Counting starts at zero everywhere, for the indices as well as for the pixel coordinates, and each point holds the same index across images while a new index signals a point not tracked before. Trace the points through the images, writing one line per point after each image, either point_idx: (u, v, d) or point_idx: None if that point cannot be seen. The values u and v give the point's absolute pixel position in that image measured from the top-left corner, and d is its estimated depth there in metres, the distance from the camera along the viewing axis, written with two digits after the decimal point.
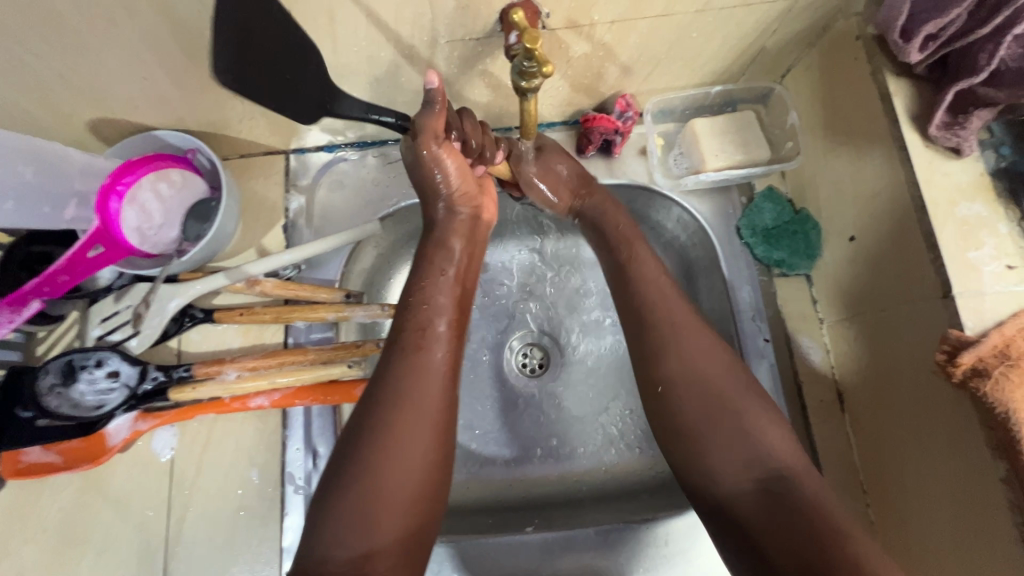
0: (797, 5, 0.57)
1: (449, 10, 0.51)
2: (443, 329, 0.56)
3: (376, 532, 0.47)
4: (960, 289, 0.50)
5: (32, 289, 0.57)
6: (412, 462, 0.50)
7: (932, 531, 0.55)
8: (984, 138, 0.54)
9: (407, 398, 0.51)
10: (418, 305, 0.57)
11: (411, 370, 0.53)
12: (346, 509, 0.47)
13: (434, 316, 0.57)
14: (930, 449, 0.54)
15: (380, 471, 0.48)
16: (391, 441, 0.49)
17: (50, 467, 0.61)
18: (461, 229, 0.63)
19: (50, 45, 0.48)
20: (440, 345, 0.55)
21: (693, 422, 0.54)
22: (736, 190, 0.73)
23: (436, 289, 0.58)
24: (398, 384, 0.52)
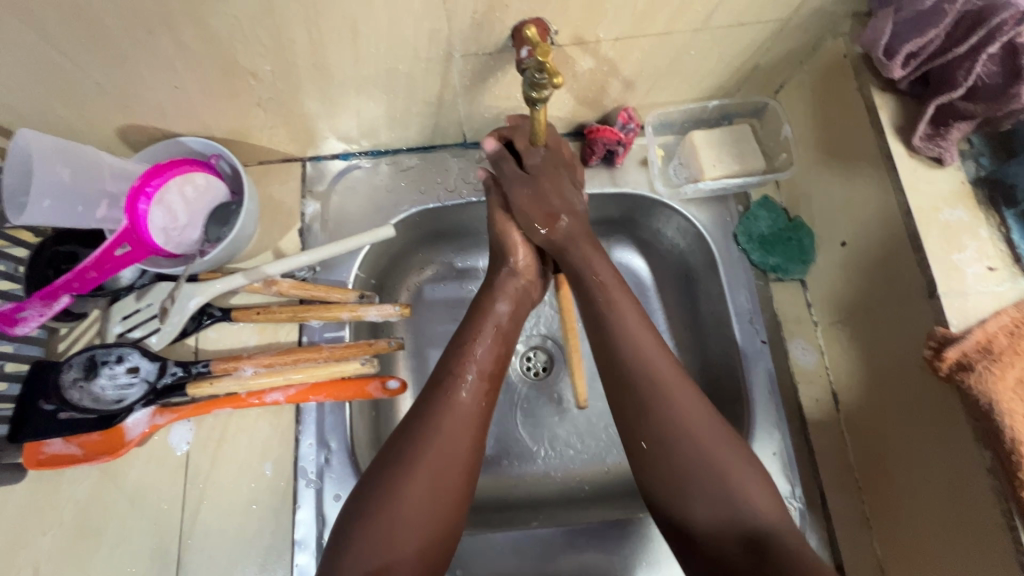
0: (788, 24, 0.61)
1: (465, 26, 0.55)
2: (473, 376, 0.58)
3: (392, 547, 0.49)
4: (944, 289, 0.53)
5: (62, 285, 0.59)
6: (431, 492, 0.52)
7: (928, 525, 0.56)
8: (964, 149, 0.58)
9: (436, 432, 0.54)
10: (457, 353, 0.60)
11: (441, 403, 0.56)
12: (364, 533, 0.50)
13: (466, 363, 0.59)
14: (924, 445, 0.56)
15: (405, 497, 0.51)
16: (422, 468, 0.52)
17: (71, 458, 0.63)
18: (511, 293, 0.65)
19: (91, 53, 0.52)
20: (471, 393, 0.57)
21: (678, 470, 0.53)
22: (732, 199, 0.76)
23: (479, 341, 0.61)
24: (434, 421, 0.55)
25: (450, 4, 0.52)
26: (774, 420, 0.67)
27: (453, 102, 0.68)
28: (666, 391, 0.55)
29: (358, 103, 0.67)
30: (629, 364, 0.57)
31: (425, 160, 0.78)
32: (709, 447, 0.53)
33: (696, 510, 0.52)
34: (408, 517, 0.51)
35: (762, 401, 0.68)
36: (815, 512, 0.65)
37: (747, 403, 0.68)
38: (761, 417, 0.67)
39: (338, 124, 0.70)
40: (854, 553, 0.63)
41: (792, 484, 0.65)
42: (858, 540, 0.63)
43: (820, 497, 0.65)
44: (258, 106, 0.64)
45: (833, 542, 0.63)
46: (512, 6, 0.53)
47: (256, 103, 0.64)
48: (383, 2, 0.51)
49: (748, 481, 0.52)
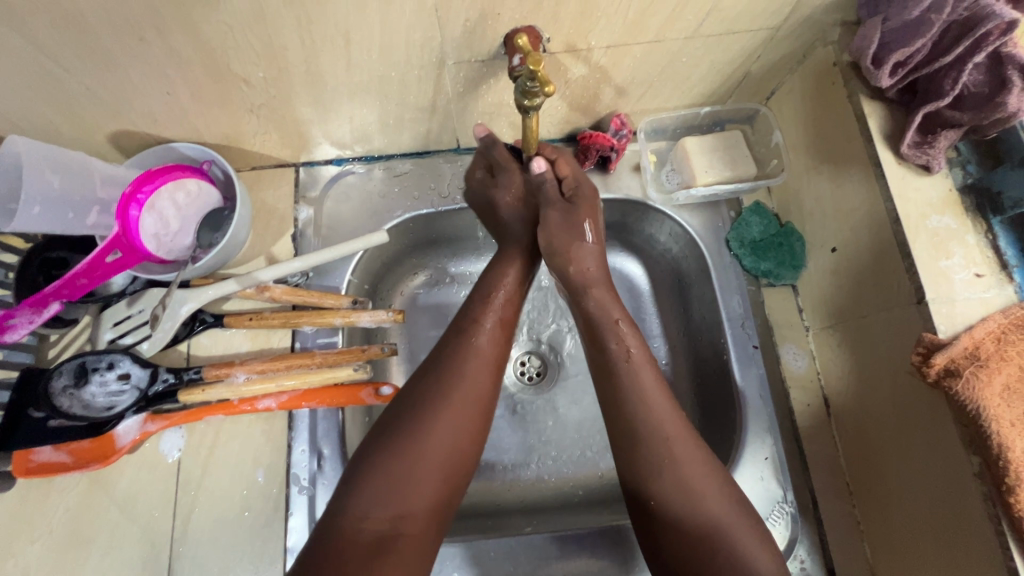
0: (778, 33, 0.62)
1: (457, 33, 0.55)
2: (489, 326, 0.61)
3: (410, 495, 0.50)
4: (932, 295, 0.53)
5: (52, 291, 0.59)
6: (453, 437, 0.54)
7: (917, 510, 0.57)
8: (952, 157, 0.59)
9: (460, 377, 0.57)
10: (478, 301, 0.63)
11: (464, 351, 0.59)
12: (377, 488, 0.50)
13: (487, 313, 0.62)
14: (900, 426, 0.58)
15: (428, 441, 0.53)
16: (444, 411, 0.54)
17: (61, 466, 0.62)
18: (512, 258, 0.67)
19: (81, 59, 0.52)
20: (486, 341, 0.60)
21: (668, 473, 0.54)
22: (724, 205, 0.77)
23: (500, 289, 0.64)
24: (457, 370, 0.57)
25: (443, 12, 0.52)
26: (766, 424, 0.67)
27: (446, 108, 0.68)
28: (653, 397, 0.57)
29: (350, 109, 0.67)
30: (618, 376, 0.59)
31: (419, 165, 0.79)
32: (697, 477, 0.53)
33: (676, 526, 0.52)
34: (429, 462, 0.52)
35: (754, 406, 0.68)
36: (807, 515, 0.65)
37: (739, 408, 0.68)
38: (753, 421, 0.67)
39: (331, 130, 0.70)
40: (845, 557, 0.63)
41: (785, 488, 0.65)
42: (850, 544, 0.64)
43: (812, 501, 0.66)
44: (250, 112, 0.64)
45: (825, 546, 0.64)
46: (504, 14, 0.53)
47: (248, 109, 0.64)
48: (375, 9, 0.51)
49: (730, 506, 0.53)
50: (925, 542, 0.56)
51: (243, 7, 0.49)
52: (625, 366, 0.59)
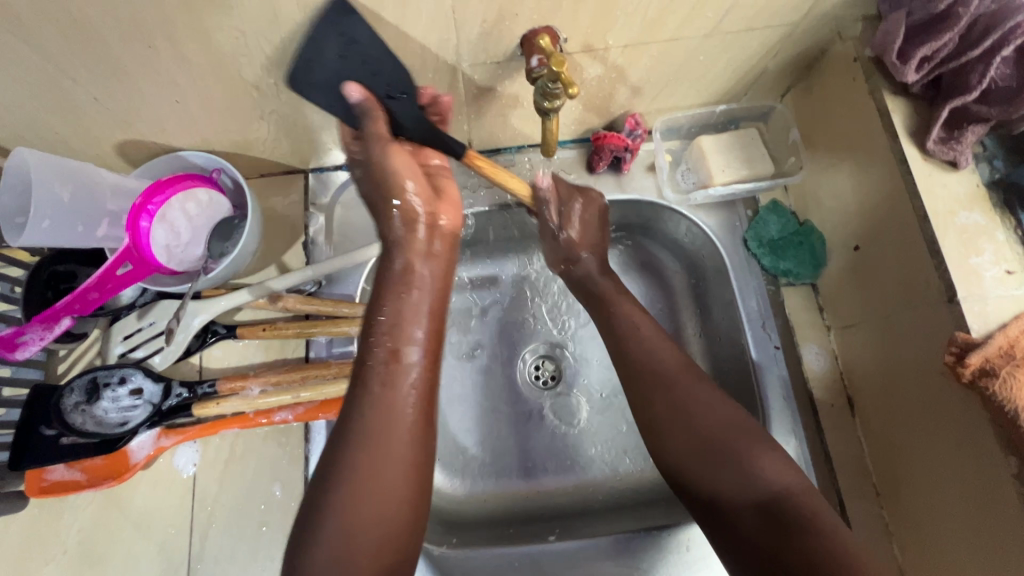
0: (797, 29, 0.61)
1: (473, 35, 0.54)
2: (418, 359, 0.50)
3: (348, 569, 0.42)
4: (964, 294, 0.52)
5: (63, 307, 0.58)
6: (384, 502, 0.45)
7: (954, 513, 0.55)
8: (978, 152, 0.58)
9: (379, 434, 0.46)
10: (389, 335, 0.51)
11: (381, 404, 0.48)
12: (319, 553, 0.42)
13: (406, 347, 0.50)
14: (927, 415, 0.57)
15: (357, 511, 0.44)
16: (369, 473, 0.45)
17: (75, 485, 0.61)
18: (418, 249, 0.54)
19: (91, 69, 0.50)
20: (413, 379, 0.49)
21: (694, 436, 0.52)
22: (740, 204, 0.76)
23: (411, 319, 0.51)
24: (377, 424, 0.47)
25: (460, 13, 0.51)
26: (789, 425, 0.66)
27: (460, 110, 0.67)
28: (683, 403, 0.54)
29: None
30: (655, 406, 0.55)
31: None
32: (721, 424, 0.52)
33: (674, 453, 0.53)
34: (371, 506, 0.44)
35: (777, 407, 0.67)
36: (834, 518, 0.64)
37: (762, 409, 0.67)
38: (777, 423, 0.66)
39: (342, 136, 0.69)
40: (875, 560, 0.62)
41: None
42: (878, 546, 0.63)
43: (840, 503, 0.64)
44: (261, 118, 0.63)
45: None
46: (522, 15, 0.52)
47: (258, 115, 0.62)
48: (390, 12, 0.50)
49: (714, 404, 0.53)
50: (960, 543, 0.55)
51: (255, 12, 0.48)
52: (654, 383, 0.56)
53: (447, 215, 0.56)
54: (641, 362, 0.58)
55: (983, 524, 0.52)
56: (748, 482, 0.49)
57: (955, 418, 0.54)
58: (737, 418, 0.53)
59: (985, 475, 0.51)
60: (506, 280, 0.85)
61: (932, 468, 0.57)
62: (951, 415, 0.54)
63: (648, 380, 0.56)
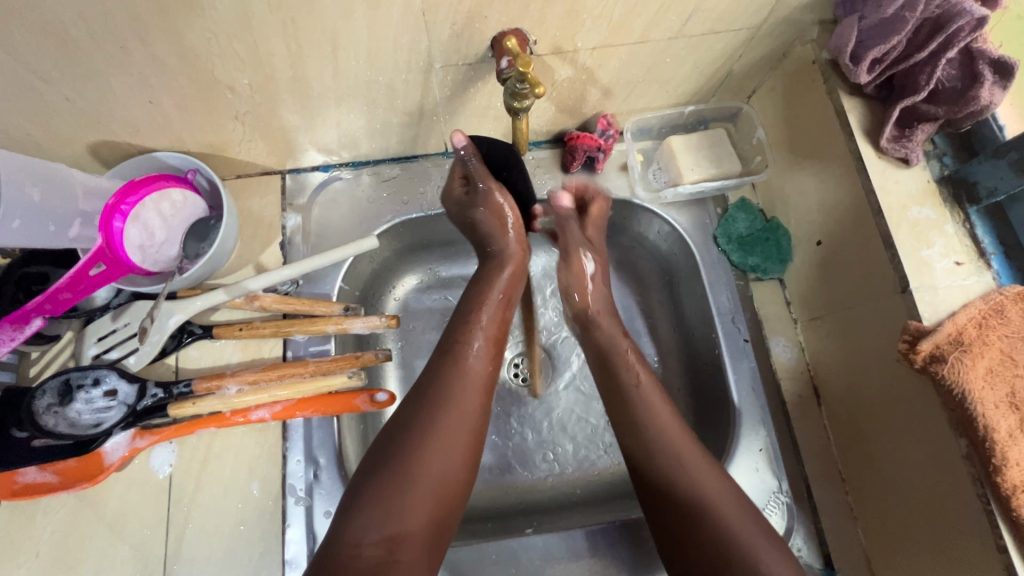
0: (758, 32, 0.63)
1: (444, 37, 0.55)
2: (480, 347, 0.60)
3: (407, 516, 0.49)
4: (916, 284, 0.55)
5: (34, 307, 0.58)
6: (450, 454, 0.53)
7: (911, 496, 0.58)
8: (929, 150, 0.61)
9: (451, 398, 0.55)
10: (466, 323, 0.61)
11: (454, 375, 0.57)
12: (384, 494, 0.49)
13: (473, 333, 0.60)
14: (887, 402, 0.59)
15: (423, 463, 0.51)
16: (436, 432, 0.53)
17: (46, 487, 0.61)
18: (516, 257, 0.65)
19: (60, 69, 0.51)
20: (480, 360, 0.59)
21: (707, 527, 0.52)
22: (710, 202, 0.78)
23: (484, 309, 0.62)
24: (448, 390, 0.56)
25: (430, 15, 0.53)
26: (759, 416, 0.68)
27: (435, 110, 0.68)
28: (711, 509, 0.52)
29: (337, 114, 0.66)
30: (661, 457, 0.56)
31: (407, 170, 0.78)
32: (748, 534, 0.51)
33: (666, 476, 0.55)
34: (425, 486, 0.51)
35: (746, 398, 0.69)
36: (802, 504, 0.66)
37: (732, 400, 0.69)
38: (746, 413, 0.68)
39: (318, 136, 0.70)
40: (840, 543, 0.65)
41: (779, 478, 0.66)
42: (844, 530, 0.65)
43: (807, 491, 0.67)
44: (236, 119, 0.63)
45: (821, 533, 0.65)
46: (492, 17, 0.54)
47: (233, 116, 0.63)
48: (363, 14, 0.51)
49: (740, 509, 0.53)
50: (918, 525, 0.57)
51: (227, 13, 0.49)
52: (638, 394, 0.60)
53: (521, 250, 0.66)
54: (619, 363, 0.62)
55: (937, 505, 0.55)
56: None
57: (913, 402, 0.56)
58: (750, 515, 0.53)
59: (941, 458, 0.53)
60: None
61: (892, 453, 0.59)
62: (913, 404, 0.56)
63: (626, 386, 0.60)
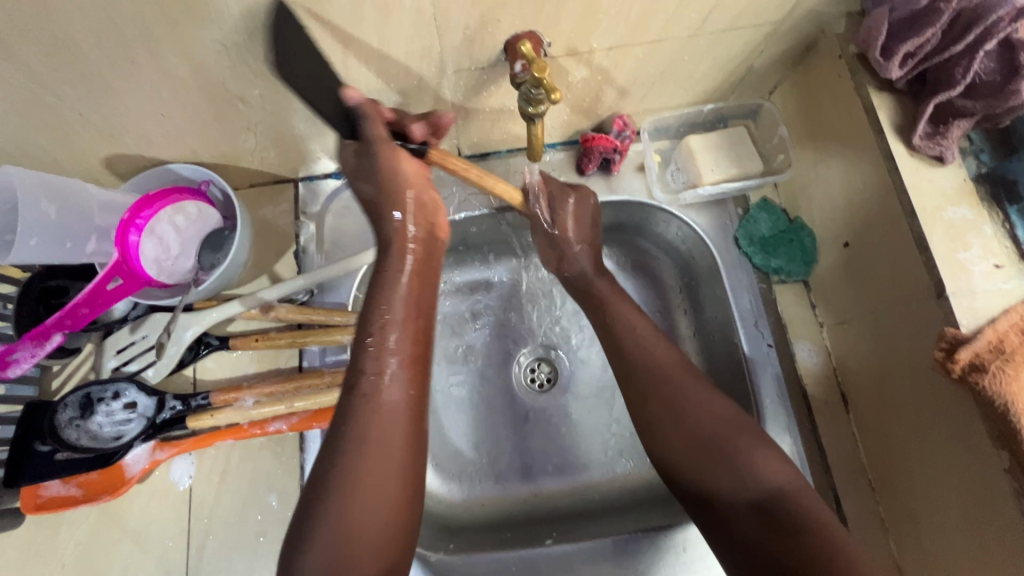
0: (781, 27, 0.61)
1: (457, 42, 0.54)
2: (395, 369, 0.52)
3: (365, 494, 0.47)
4: (953, 289, 0.52)
5: (53, 323, 0.58)
6: (394, 428, 0.49)
7: (946, 509, 0.56)
8: (964, 146, 0.58)
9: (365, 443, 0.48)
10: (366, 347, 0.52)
11: (366, 413, 0.49)
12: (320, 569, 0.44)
13: (382, 357, 0.52)
14: (921, 412, 0.57)
15: (351, 516, 0.46)
16: (359, 485, 0.47)
17: (70, 500, 0.61)
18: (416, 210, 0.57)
19: (73, 85, 0.51)
20: (395, 388, 0.51)
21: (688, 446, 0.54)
22: (731, 202, 0.76)
23: (389, 329, 0.53)
24: (363, 433, 0.49)
25: (442, 21, 0.51)
26: (784, 424, 0.66)
27: None
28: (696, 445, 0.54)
29: None
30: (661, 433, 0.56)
31: None
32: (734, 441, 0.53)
33: (671, 450, 0.55)
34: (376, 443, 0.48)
35: (771, 405, 0.67)
36: (830, 514, 0.64)
37: (757, 407, 0.67)
38: (771, 421, 0.66)
39: (330, 144, 0.69)
40: (871, 555, 0.62)
41: None
42: (875, 542, 0.63)
43: (835, 500, 0.64)
44: (247, 129, 0.63)
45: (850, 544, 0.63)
46: (504, 21, 0.52)
47: (245, 126, 0.62)
48: (373, 21, 0.50)
49: (751, 442, 0.53)
50: (955, 538, 0.55)
51: (237, 25, 0.48)
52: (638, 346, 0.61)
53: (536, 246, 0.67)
54: (638, 363, 0.60)
55: (974, 516, 0.53)
56: (746, 482, 0.51)
57: (945, 412, 0.54)
58: (736, 418, 0.54)
59: (977, 467, 0.52)
60: (502, 283, 0.85)
61: (926, 462, 0.57)
62: (944, 408, 0.54)
63: (649, 381, 0.58)
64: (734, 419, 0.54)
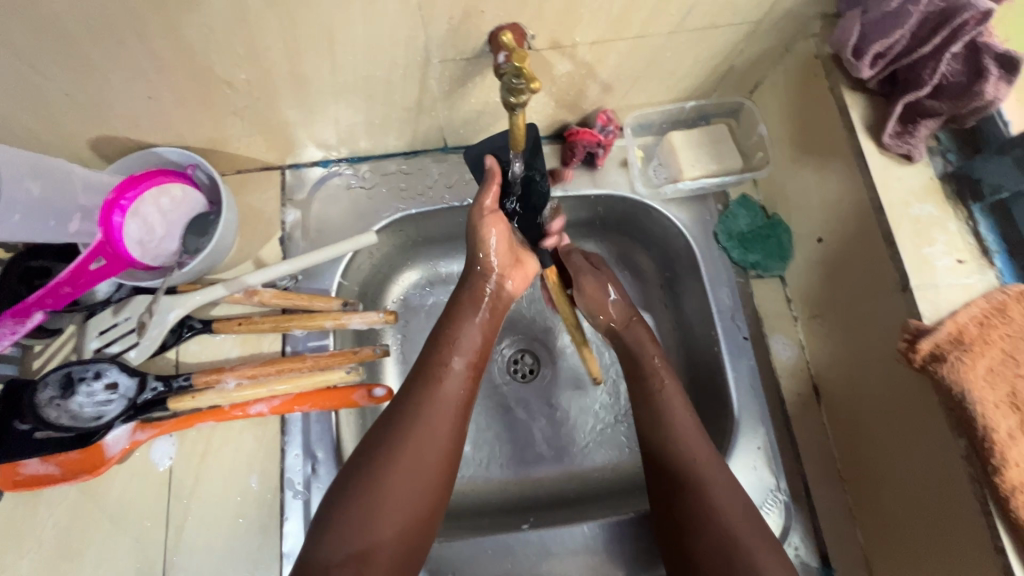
0: (760, 27, 0.63)
1: (442, 32, 0.55)
2: (458, 365, 0.61)
3: (400, 478, 0.53)
4: (917, 282, 0.54)
5: (35, 301, 0.59)
6: (446, 421, 0.58)
7: (910, 496, 0.57)
8: (932, 146, 0.60)
9: (420, 421, 0.56)
10: (440, 343, 0.62)
11: (428, 400, 0.58)
12: (353, 520, 0.51)
13: (449, 354, 0.61)
14: (887, 403, 0.59)
15: (390, 489, 0.53)
16: (407, 455, 0.54)
17: (48, 479, 0.61)
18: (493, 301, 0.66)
19: (58, 64, 0.51)
20: (454, 381, 0.60)
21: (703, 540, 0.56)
22: (712, 199, 0.77)
23: (460, 330, 0.63)
24: (419, 415, 0.57)
25: (427, 11, 0.52)
26: (757, 415, 0.68)
27: (434, 105, 0.68)
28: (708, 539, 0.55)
29: (335, 110, 0.66)
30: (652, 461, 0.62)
31: (407, 165, 0.78)
32: (739, 529, 0.55)
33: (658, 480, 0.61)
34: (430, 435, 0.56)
35: (745, 396, 0.69)
36: (800, 503, 0.66)
37: (731, 398, 0.69)
38: (745, 412, 0.68)
39: (317, 132, 0.70)
40: (838, 542, 0.64)
41: (776, 477, 0.66)
42: (841, 529, 0.65)
43: (805, 489, 0.66)
44: (234, 114, 0.64)
45: (818, 531, 0.65)
46: (488, 12, 0.53)
47: (232, 112, 0.63)
48: (359, 10, 0.51)
49: (726, 489, 0.58)
50: (917, 525, 0.57)
51: (225, 9, 0.49)
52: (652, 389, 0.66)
53: (514, 281, 0.67)
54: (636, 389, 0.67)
55: (933, 501, 0.54)
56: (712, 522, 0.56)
57: (906, 401, 0.56)
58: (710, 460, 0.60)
59: (937, 454, 0.53)
60: None
61: (892, 452, 0.59)
62: (907, 397, 0.56)
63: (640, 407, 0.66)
64: (711, 458, 0.60)
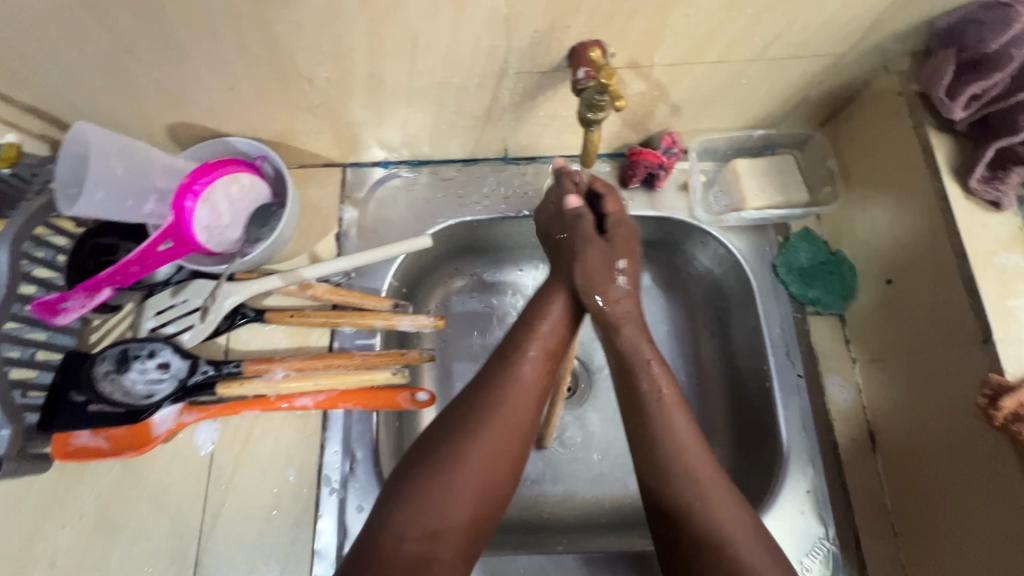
0: (842, 60, 0.61)
1: (524, 44, 0.55)
2: (535, 353, 0.60)
3: (471, 458, 0.53)
4: (1000, 335, 0.52)
5: (106, 277, 0.61)
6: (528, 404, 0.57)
7: (974, 560, 0.54)
8: (1022, 195, 0.57)
9: (500, 401, 0.56)
10: (523, 330, 0.62)
11: (506, 380, 0.57)
12: (415, 508, 0.50)
13: (527, 341, 0.61)
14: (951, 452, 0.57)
15: (469, 464, 0.52)
16: (484, 436, 0.54)
17: (98, 451, 0.63)
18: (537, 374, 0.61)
19: (154, 51, 0.53)
20: (533, 367, 0.59)
21: (674, 479, 0.53)
22: (772, 229, 0.75)
23: (543, 318, 0.62)
24: (501, 395, 0.56)
25: (514, 22, 0.52)
26: (807, 457, 0.65)
27: (502, 115, 0.68)
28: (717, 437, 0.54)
29: (404, 113, 0.67)
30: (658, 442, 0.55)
31: (465, 171, 0.79)
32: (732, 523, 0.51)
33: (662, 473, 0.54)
34: (508, 414, 0.55)
35: (797, 436, 0.66)
36: (848, 555, 0.62)
37: (782, 436, 0.66)
38: (795, 451, 0.65)
39: (383, 133, 0.71)
40: None
41: (824, 524, 0.63)
42: None
43: (855, 541, 0.63)
44: (309, 110, 0.65)
45: None
46: (574, 28, 0.53)
47: (307, 107, 0.64)
48: (447, 16, 0.52)
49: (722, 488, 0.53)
50: None
51: (319, 7, 0.50)
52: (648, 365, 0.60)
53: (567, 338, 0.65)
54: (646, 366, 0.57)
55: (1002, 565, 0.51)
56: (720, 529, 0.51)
57: (977, 459, 0.54)
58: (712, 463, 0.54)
59: (1010, 513, 0.50)
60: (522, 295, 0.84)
61: (960, 509, 0.55)
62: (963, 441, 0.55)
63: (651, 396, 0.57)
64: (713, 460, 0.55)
